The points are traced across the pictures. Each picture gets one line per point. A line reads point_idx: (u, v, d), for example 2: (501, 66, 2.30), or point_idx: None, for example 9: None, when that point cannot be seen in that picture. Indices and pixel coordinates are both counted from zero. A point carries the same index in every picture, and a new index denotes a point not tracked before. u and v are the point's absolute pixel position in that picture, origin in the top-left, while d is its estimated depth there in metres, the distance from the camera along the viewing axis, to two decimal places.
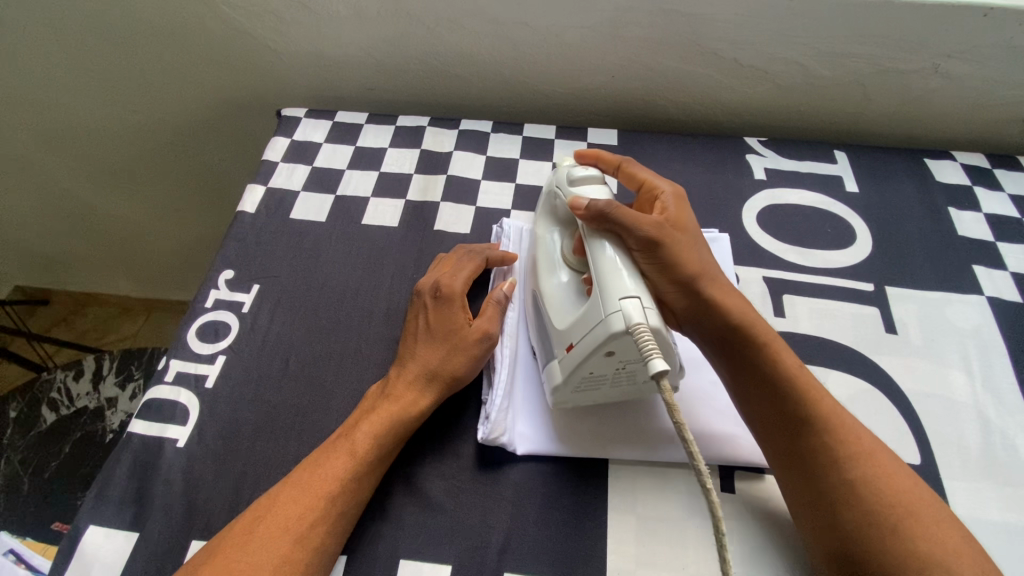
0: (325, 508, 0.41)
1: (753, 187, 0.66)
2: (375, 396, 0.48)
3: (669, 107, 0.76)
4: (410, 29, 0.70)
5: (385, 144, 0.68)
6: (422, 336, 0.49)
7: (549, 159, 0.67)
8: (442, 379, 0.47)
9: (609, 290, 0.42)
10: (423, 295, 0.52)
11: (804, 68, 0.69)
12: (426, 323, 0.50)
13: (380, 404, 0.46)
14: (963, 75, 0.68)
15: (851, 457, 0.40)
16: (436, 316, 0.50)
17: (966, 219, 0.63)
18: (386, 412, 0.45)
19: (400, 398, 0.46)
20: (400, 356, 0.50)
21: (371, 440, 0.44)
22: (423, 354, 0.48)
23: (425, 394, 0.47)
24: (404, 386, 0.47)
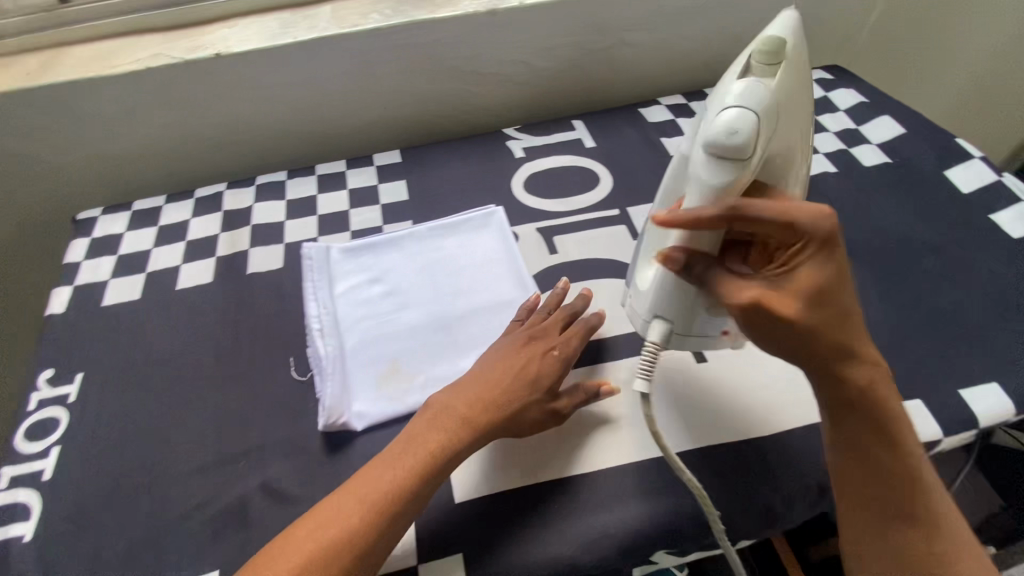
0: (362, 543, 0.42)
1: (516, 164, 0.79)
2: (439, 407, 0.50)
3: (440, 121, 0.88)
4: (186, 112, 0.77)
5: (186, 216, 0.73)
6: (517, 379, 0.50)
7: (343, 188, 0.76)
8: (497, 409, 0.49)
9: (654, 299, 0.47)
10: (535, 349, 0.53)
11: (529, 64, 0.85)
12: (530, 373, 0.51)
13: (443, 418, 0.49)
14: (643, 41, 0.87)
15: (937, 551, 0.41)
16: (548, 375, 0.52)
17: (675, 142, 0.80)
18: (454, 427, 0.48)
19: (471, 419, 0.48)
20: (485, 379, 0.51)
21: (436, 452, 0.46)
22: (513, 390, 0.50)
23: (493, 424, 0.49)
24: (481, 410, 0.49)
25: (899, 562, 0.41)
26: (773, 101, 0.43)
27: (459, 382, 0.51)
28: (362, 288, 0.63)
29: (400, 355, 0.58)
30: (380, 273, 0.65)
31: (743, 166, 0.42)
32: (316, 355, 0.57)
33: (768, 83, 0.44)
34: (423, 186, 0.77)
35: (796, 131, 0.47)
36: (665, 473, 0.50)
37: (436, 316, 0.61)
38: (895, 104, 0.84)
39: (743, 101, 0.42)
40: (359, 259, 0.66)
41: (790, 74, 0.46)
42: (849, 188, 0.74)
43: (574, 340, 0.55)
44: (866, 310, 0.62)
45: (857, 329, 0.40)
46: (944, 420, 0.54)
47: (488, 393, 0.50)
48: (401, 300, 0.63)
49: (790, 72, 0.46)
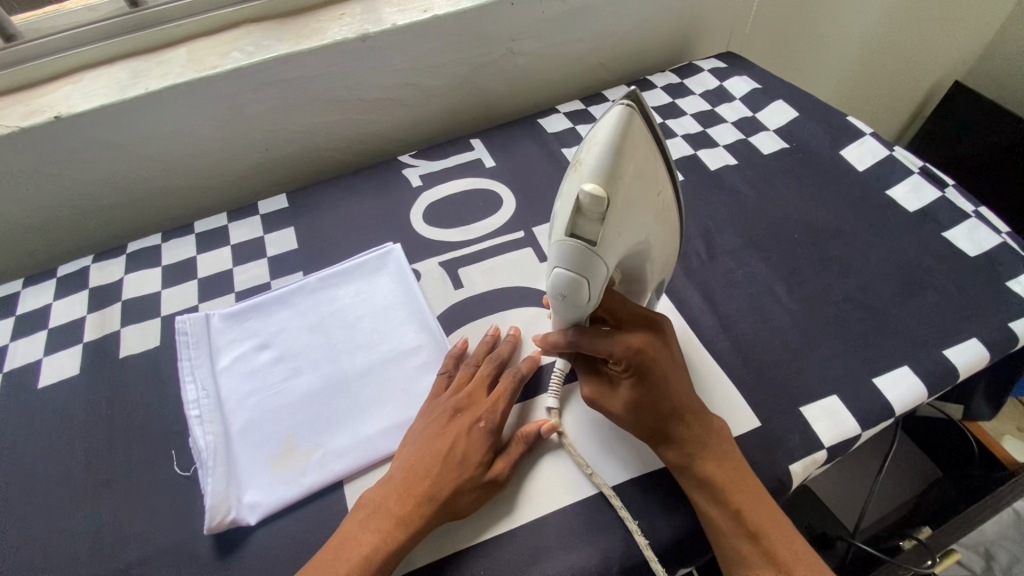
0: None
1: (413, 194, 0.75)
2: (368, 506, 0.47)
3: (333, 156, 0.83)
4: (35, 183, 0.69)
5: (48, 300, 0.65)
6: (443, 460, 0.47)
7: (226, 244, 0.70)
8: (431, 501, 0.46)
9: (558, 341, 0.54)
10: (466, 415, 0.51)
11: (417, 86, 0.81)
12: (459, 449, 0.48)
13: (374, 518, 0.45)
14: (533, 49, 0.84)
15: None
16: (478, 449, 0.48)
17: (576, 152, 0.77)
18: (385, 527, 0.45)
19: (404, 515, 0.45)
20: (411, 466, 0.48)
21: (364, 560, 0.43)
22: (444, 471, 0.47)
23: (428, 516, 0.45)
24: (411, 504, 0.46)
25: None
26: (603, 255, 0.39)
27: (388, 475, 0.48)
28: (250, 358, 0.58)
29: (293, 429, 0.53)
30: (269, 337, 0.60)
31: (581, 307, 0.43)
32: (197, 445, 0.51)
33: (595, 238, 0.38)
34: (314, 231, 0.71)
35: (648, 231, 0.42)
36: (589, 518, 0.47)
37: (333, 378, 0.57)
38: (788, 87, 0.84)
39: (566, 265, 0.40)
40: (245, 325, 0.61)
41: (628, 195, 0.38)
42: (751, 179, 0.73)
43: (504, 397, 0.52)
44: (777, 307, 0.60)
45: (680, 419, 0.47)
46: (861, 414, 0.52)
47: (417, 483, 0.47)
48: (294, 365, 0.58)
49: (630, 187, 0.38)
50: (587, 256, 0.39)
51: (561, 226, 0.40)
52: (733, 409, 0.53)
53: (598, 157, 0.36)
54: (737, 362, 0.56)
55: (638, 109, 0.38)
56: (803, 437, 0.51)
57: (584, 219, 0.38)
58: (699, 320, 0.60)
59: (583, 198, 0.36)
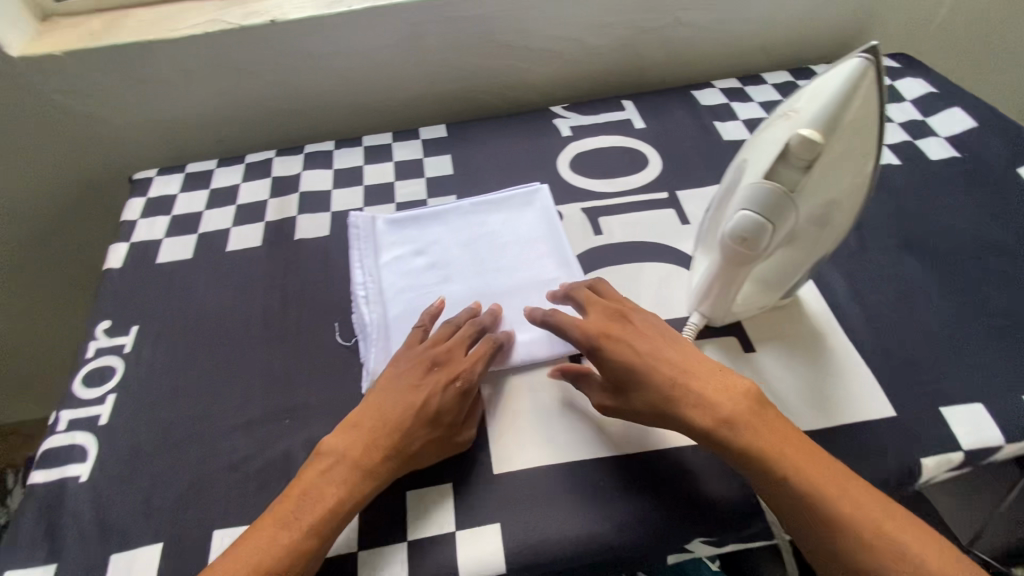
0: None
1: (562, 142, 0.78)
2: (329, 456, 0.46)
3: (487, 98, 0.88)
4: (239, 79, 0.78)
5: (237, 181, 0.74)
6: (412, 412, 0.48)
7: (389, 160, 0.76)
8: (395, 457, 0.46)
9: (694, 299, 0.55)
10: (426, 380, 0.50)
11: (580, 42, 0.83)
12: (430, 398, 0.49)
13: (338, 467, 0.46)
14: (699, 22, 0.85)
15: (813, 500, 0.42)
16: (451, 407, 0.49)
17: (728, 126, 0.77)
18: (352, 478, 0.45)
19: (371, 467, 0.46)
20: (379, 414, 0.48)
21: (336, 504, 0.44)
22: (394, 419, 0.48)
23: (394, 468, 0.46)
24: (377, 453, 0.46)
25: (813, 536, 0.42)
26: (797, 203, 0.40)
27: (354, 423, 0.48)
28: (408, 258, 0.64)
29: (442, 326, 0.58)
30: (426, 245, 0.65)
31: (753, 255, 0.44)
32: (359, 320, 0.59)
33: (793, 185, 0.40)
34: (467, 162, 0.76)
35: (844, 193, 0.42)
36: (710, 459, 0.49)
37: (479, 290, 0.61)
38: (967, 96, 0.79)
39: (754, 206, 0.41)
40: (405, 231, 0.67)
41: (838, 153, 0.39)
42: (912, 181, 0.71)
43: (480, 359, 0.52)
44: (927, 308, 0.59)
45: (643, 388, 0.47)
46: (1011, 427, 0.50)
47: (390, 423, 0.47)
48: (445, 272, 0.63)
49: (844, 145, 0.39)
50: (779, 203, 0.40)
51: (757, 170, 0.42)
52: (867, 394, 0.53)
53: (823, 105, 0.38)
54: (879, 352, 0.56)
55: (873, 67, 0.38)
56: (940, 434, 0.50)
57: (787, 165, 0.40)
58: (841, 306, 0.59)
59: (796, 140, 0.38)
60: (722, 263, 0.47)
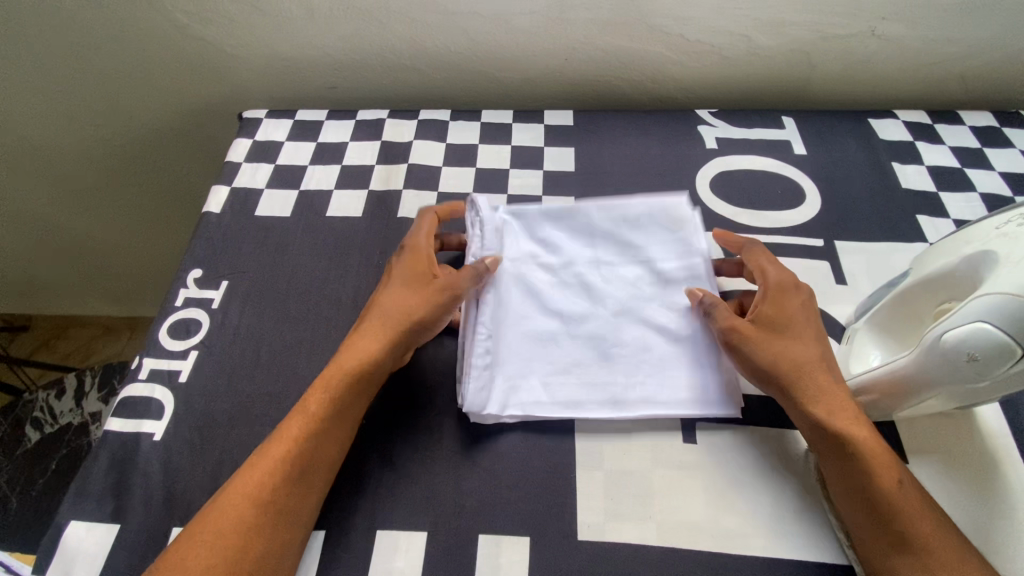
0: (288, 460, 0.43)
1: (705, 155, 0.68)
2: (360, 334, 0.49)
3: (623, 86, 0.78)
4: (366, 28, 0.72)
5: (345, 138, 0.70)
6: (403, 324, 0.49)
7: (508, 143, 0.69)
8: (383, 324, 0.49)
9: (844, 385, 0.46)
10: (405, 283, 0.52)
11: (748, 40, 0.71)
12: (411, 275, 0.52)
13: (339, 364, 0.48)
14: (898, 36, 0.70)
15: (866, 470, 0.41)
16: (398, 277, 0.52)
17: (909, 172, 0.65)
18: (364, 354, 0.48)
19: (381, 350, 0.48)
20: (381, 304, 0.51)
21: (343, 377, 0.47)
22: (397, 312, 0.50)
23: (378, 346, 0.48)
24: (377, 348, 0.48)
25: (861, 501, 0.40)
26: None
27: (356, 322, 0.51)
28: (535, 257, 0.58)
29: (582, 355, 0.52)
30: (552, 239, 0.60)
31: (973, 376, 0.35)
32: (483, 301, 0.54)
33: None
34: (593, 160, 0.68)
35: None
36: None
37: (631, 288, 0.56)
38: None
39: (1000, 322, 0.33)
40: (525, 212, 0.61)
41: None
42: None
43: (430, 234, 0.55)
44: None
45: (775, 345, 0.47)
46: None
47: (379, 325, 0.49)
48: (587, 280, 0.57)
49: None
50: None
51: (1017, 276, 0.33)
52: None
53: None
54: None
55: None
56: None
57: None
58: None
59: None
60: (908, 365, 0.38)
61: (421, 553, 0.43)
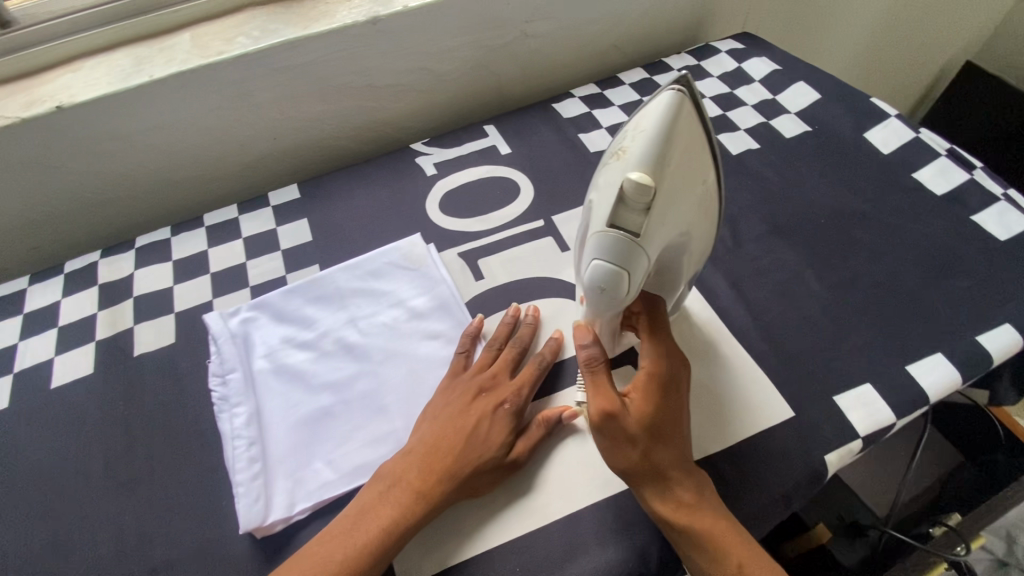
0: None
1: (427, 183, 0.73)
2: (385, 479, 0.47)
3: (342, 144, 0.81)
4: (40, 178, 0.66)
5: (56, 297, 0.64)
6: (464, 475, 0.46)
7: (238, 237, 0.68)
8: (452, 480, 0.46)
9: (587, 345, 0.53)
10: (467, 444, 0.47)
11: (428, 71, 0.78)
12: (486, 429, 0.48)
13: (394, 491, 0.45)
14: (547, 31, 0.82)
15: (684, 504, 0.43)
16: (500, 429, 0.48)
17: (593, 137, 0.75)
18: (405, 500, 0.45)
19: (423, 490, 0.45)
20: (432, 441, 0.48)
21: (391, 524, 0.44)
22: (471, 456, 0.47)
23: (445, 493, 0.45)
24: (433, 479, 0.46)
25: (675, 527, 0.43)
26: (645, 247, 0.38)
27: (407, 448, 0.48)
28: (290, 342, 0.57)
29: (360, 417, 0.52)
30: (304, 316, 0.59)
31: (618, 302, 0.42)
32: (237, 413, 0.52)
33: (638, 229, 0.38)
34: (328, 223, 0.70)
35: (690, 221, 0.41)
36: (624, 511, 0.47)
37: (392, 332, 0.58)
38: (811, 67, 0.82)
39: (604, 255, 0.39)
40: (267, 303, 0.60)
41: (674, 189, 0.38)
42: (773, 163, 0.72)
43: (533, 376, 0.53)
44: (807, 293, 0.59)
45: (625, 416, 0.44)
46: (895, 401, 0.52)
47: (438, 459, 0.47)
48: (347, 343, 0.57)
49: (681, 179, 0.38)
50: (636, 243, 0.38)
51: (600, 216, 0.40)
52: (765, 398, 0.53)
53: (645, 146, 0.36)
54: (767, 352, 0.55)
55: (688, 95, 0.37)
56: (838, 428, 0.51)
57: (627, 209, 0.38)
58: (726, 309, 0.59)
59: (629, 185, 0.36)
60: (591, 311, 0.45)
61: None
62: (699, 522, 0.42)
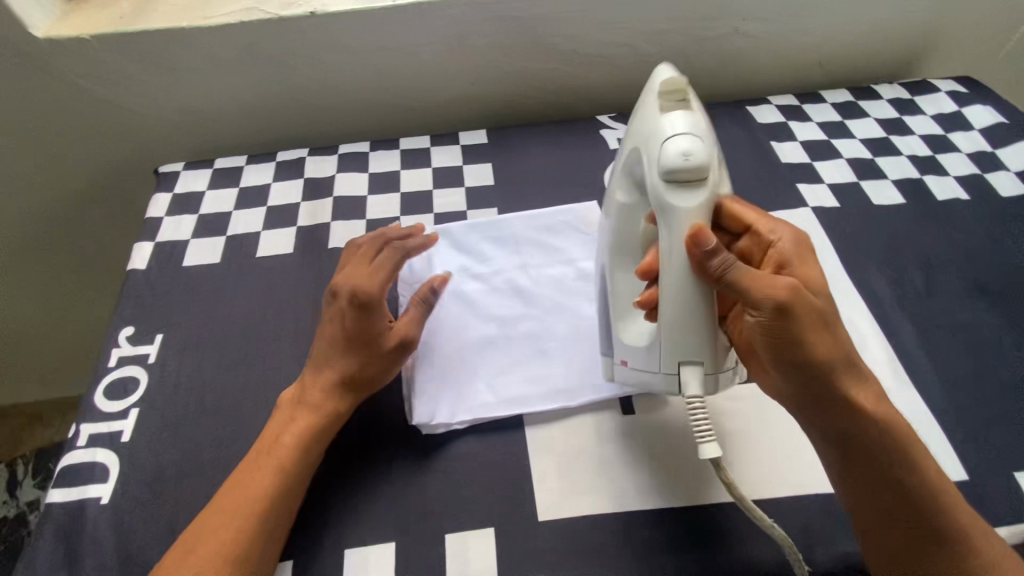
0: (258, 517, 0.43)
1: (610, 156, 0.74)
2: (291, 406, 0.49)
3: (530, 102, 0.83)
4: (276, 73, 0.74)
5: (268, 180, 0.71)
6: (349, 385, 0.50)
7: (427, 166, 0.73)
8: (349, 386, 0.50)
9: (665, 355, 0.42)
10: (357, 340, 0.50)
11: (633, 48, 0.79)
12: (368, 327, 0.50)
13: (300, 413, 0.48)
14: (760, 32, 0.80)
15: (884, 451, 0.42)
16: (354, 330, 0.50)
17: (786, 148, 0.73)
18: (304, 424, 0.47)
19: (321, 409, 0.48)
20: (316, 364, 0.51)
21: (300, 438, 0.47)
22: (354, 364, 0.50)
23: (343, 403, 0.49)
24: (326, 394, 0.49)
25: (880, 479, 0.42)
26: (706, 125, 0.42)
27: (317, 370, 0.50)
28: (466, 271, 0.61)
29: (522, 355, 0.55)
30: (480, 251, 0.63)
31: (694, 195, 0.41)
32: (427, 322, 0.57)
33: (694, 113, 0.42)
34: (510, 172, 0.72)
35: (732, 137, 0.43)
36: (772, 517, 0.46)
37: (559, 286, 0.60)
38: None
39: (677, 132, 0.40)
40: (450, 231, 0.64)
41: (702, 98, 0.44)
42: (982, 218, 0.66)
43: (383, 272, 0.53)
44: (1000, 360, 0.55)
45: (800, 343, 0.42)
46: None
47: (321, 378, 0.50)
48: (516, 285, 0.60)
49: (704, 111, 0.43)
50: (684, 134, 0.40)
51: (650, 127, 0.43)
52: (937, 453, 0.50)
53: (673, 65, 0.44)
54: (946, 408, 0.52)
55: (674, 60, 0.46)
56: (1017, 504, 0.47)
57: (671, 109, 0.42)
58: (907, 352, 0.56)
59: (670, 80, 0.42)
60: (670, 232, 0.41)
61: (392, 560, 0.45)
62: (906, 467, 0.42)
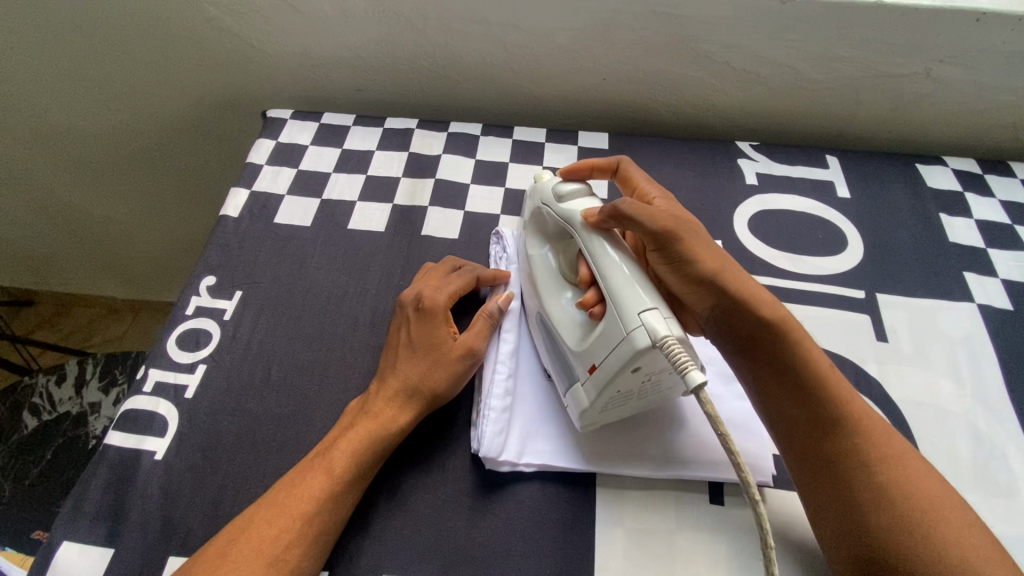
0: (303, 529, 0.39)
1: (744, 192, 0.65)
2: (353, 412, 0.46)
3: (661, 110, 0.75)
4: (400, 32, 0.69)
5: (372, 147, 0.67)
6: (420, 395, 0.46)
7: (539, 163, 0.67)
8: (422, 395, 0.46)
9: (625, 305, 0.40)
10: (420, 344, 0.48)
11: (796, 71, 0.68)
12: (428, 334, 0.48)
13: (360, 419, 0.45)
14: (955, 79, 0.67)
15: (795, 380, 0.41)
16: (420, 335, 0.48)
17: (956, 225, 0.62)
18: (362, 430, 0.44)
19: (382, 415, 0.45)
20: (382, 372, 0.48)
21: (360, 446, 0.43)
22: (419, 372, 0.47)
23: (412, 412, 0.46)
24: (390, 401, 0.46)
25: (808, 416, 0.41)
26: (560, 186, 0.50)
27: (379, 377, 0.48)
28: None
29: None
30: None
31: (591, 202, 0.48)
32: (505, 340, 0.52)
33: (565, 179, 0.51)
34: None
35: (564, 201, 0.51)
36: None
37: None
38: None
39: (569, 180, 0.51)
40: None
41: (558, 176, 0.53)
42: None
43: (452, 290, 0.51)
44: None
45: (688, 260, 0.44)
46: None
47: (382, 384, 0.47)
48: None
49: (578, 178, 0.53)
50: (563, 178, 0.52)
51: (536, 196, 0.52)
52: None
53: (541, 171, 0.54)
54: None
55: None
56: None
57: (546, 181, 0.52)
58: None
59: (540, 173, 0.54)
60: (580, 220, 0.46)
61: None
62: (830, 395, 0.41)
